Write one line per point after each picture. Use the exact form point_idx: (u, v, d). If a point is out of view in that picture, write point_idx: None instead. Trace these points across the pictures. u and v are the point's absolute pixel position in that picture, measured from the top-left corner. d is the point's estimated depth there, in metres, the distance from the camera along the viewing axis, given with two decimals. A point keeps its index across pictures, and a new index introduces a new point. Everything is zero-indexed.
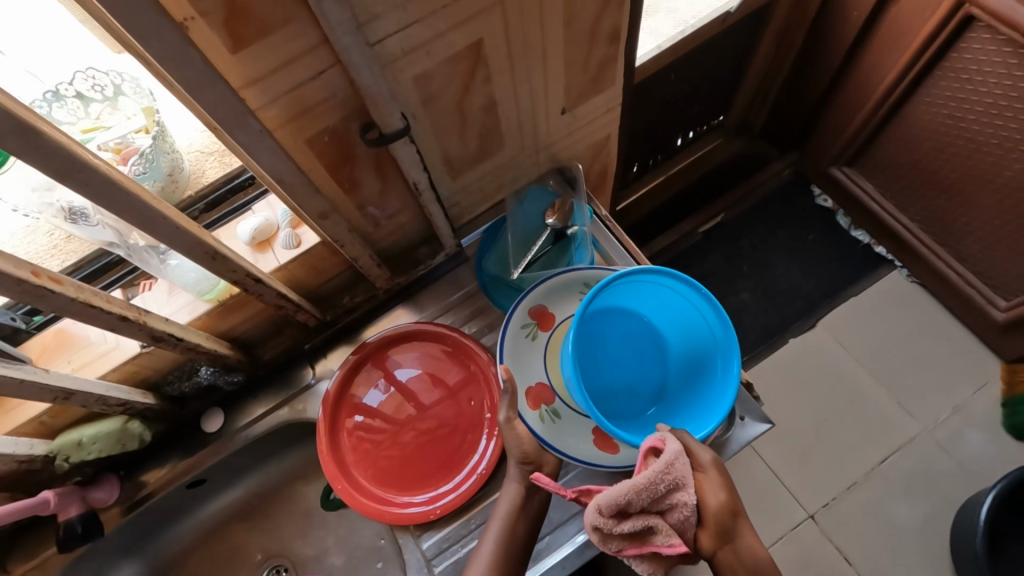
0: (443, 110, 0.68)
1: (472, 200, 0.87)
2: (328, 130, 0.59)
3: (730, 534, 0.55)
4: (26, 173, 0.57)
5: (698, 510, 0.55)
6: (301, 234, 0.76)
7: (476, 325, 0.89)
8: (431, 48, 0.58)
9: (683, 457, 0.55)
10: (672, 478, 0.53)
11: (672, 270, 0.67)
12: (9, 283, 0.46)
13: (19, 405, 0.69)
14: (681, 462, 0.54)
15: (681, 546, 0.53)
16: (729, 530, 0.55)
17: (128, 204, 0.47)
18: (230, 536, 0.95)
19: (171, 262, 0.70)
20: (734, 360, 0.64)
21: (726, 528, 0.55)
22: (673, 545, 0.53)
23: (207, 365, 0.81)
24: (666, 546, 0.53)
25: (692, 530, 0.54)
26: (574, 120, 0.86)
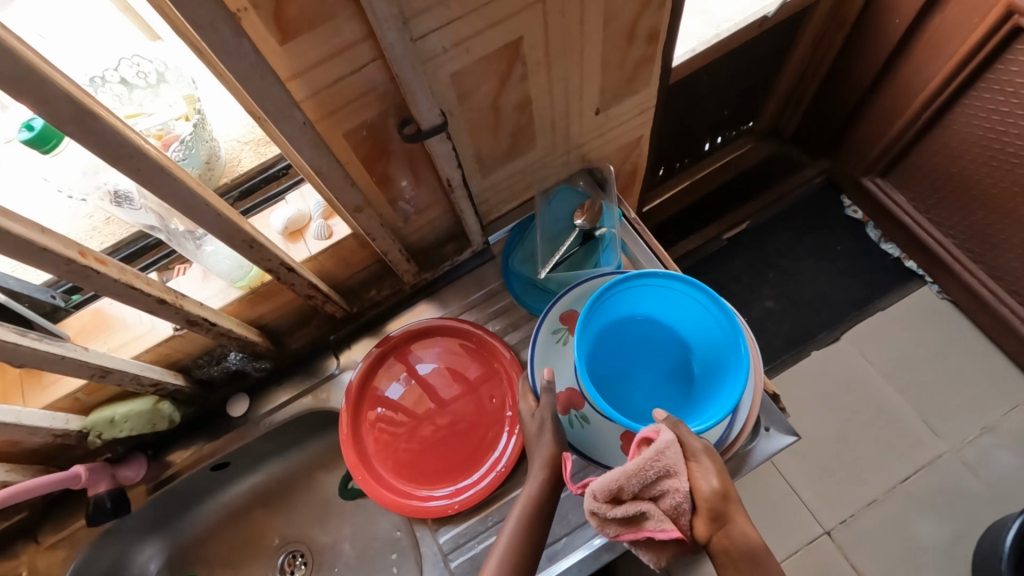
0: (479, 107, 0.68)
1: (501, 198, 0.87)
2: (366, 123, 0.60)
3: (726, 517, 0.54)
4: (77, 156, 0.58)
5: (692, 495, 0.54)
6: (333, 225, 0.77)
7: (499, 323, 0.89)
8: (471, 45, 0.58)
9: (674, 444, 0.55)
10: (661, 464, 0.54)
11: (674, 272, 0.69)
12: (57, 260, 0.47)
13: (58, 381, 0.71)
14: (670, 449, 0.54)
15: (674, 531, 0.53)
16: (723, 513, 0.54)
17: (173, 190, 0.48)
18: (249, 520, 0.96)
19: (207, 247, 0.70)
20: (741, 345, 0.63)
21: (719, 512, 0.54)
22: (666, 530, 0.53)
23: (237, 351, 0.81)
24: (660, 531, 0.53)
25: (686, 516, 0.54)
26: (607, 121, 0.85)
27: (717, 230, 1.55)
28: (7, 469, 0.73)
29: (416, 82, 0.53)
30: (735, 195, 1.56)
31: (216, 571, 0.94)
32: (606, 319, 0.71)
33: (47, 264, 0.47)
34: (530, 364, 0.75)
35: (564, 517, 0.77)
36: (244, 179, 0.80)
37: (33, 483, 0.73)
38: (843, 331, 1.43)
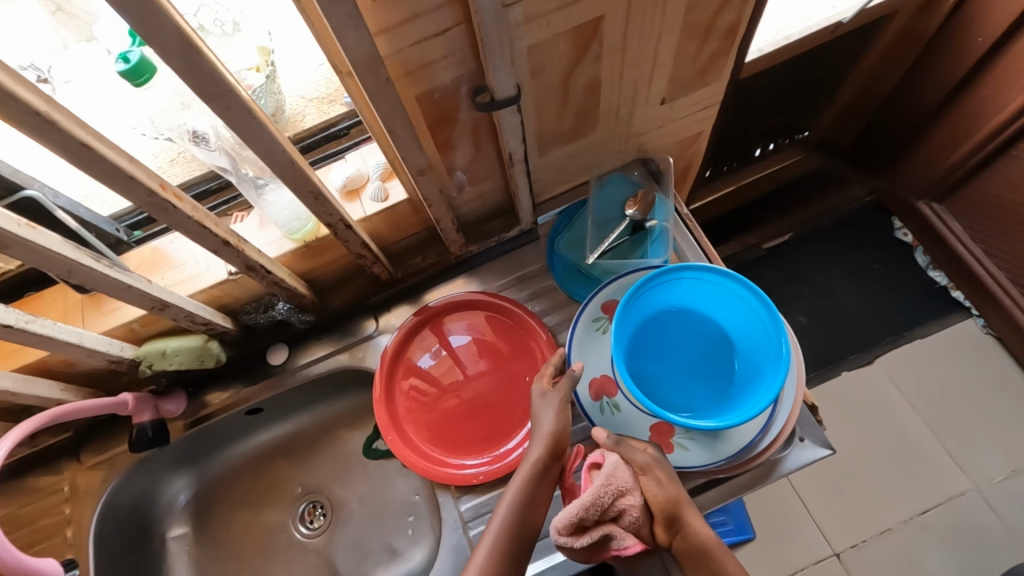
0: (549, 83, 0.67)
1: (554, 178, 0.86)
2: (438, 89, 0.60)
3: (681, 519, 0.60)
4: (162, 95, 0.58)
5: (647, 506, 0.61)
6: (390, 188, 0.78)
7: (539, 304, 0.89)
8: (552, 18, 0.58)
9: (622, 467, 0.61)
10: (616, 489, 0.59)
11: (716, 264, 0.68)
12: (140, 190, 0.49)
13: (117, 309, 0.74)
14: (620, 472, 0.60)
15: (636, 544, 0.59)
16: (679, 515, 0.60)
17: (254, 133, 0.50)
18: (272, 467, 0.99)
19: (267, 196, 0.72)
20: (784, 345, 0.62)
21: (673, 518, 0.60)
22: (630, 546, 0.59)
23: (285, 302, 0.83)
24: (625, 548, 0.59)
25: (644, 526, 0.60)
26: (670, 112, 0.84)
27: (758, 238, 1.51)
28: (62, 388, 0.77)
29: (496, 49, 0.53)
30: (784, 205, 1.52)
31: (237, 511, 0.98)
32: (648, 309, 0.70)
33: (130, 192, 0.49)
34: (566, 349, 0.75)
35: None
36: (305, 134, 0.82)
37: (84, 404, 0.76)
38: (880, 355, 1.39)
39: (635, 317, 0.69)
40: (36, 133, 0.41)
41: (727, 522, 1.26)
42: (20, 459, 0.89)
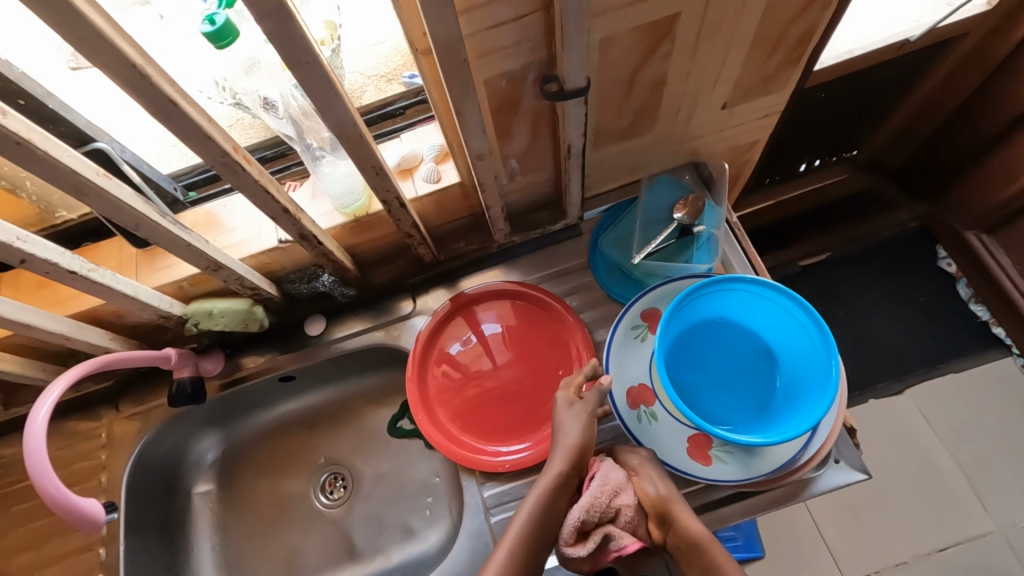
0: (615, 78, 0.66)
1: (604, 174, 0.86)
2: (507, 74, 0.60)
3: (670, 517, 0.62)
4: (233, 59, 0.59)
5: (642, 504, 0.63)
6: (443, 170, 0.78)
7: (577, 300, 0.88)
8: (630, 12, 0.57)
9: (614, 468, 0.65)
10: (610, 488, 0.62)
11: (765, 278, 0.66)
12: (215, 150, 0.50)
13: (170, 266, 0.76)
14: (612, 473, 0.64)
15: (635, 542, 0.61)
16: (670, 512, 0.62)
17: (328, 103, 0.50)
18: (297, 435, 1.01)
19: (323, 167, 0.73)
20: (834, 367, 0.60)
21: (663, 515, 0.62)
22: (629, 544, 0.61)
23: (330, 274, 0.85)
24: (625, 547, 0.61)
25: (641, 525, 0.63)
26: (729, 117, 0.83)
27: (795, 254, 1.48)
28: (110, 337, 0.79)
29: (573, 38, 0.53)
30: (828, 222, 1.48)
31: (260, 474, 1.00)
32: (694, 316, 0.69)
33: (204, 151, 0.50)
34: (604, 357, 0.74)
35: None
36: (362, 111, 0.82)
37: (131, 355, 0.77)
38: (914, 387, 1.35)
39: (677, 325, 0.67)
40: (128, 84, 0.42)
41: (737, 537, 1.25)
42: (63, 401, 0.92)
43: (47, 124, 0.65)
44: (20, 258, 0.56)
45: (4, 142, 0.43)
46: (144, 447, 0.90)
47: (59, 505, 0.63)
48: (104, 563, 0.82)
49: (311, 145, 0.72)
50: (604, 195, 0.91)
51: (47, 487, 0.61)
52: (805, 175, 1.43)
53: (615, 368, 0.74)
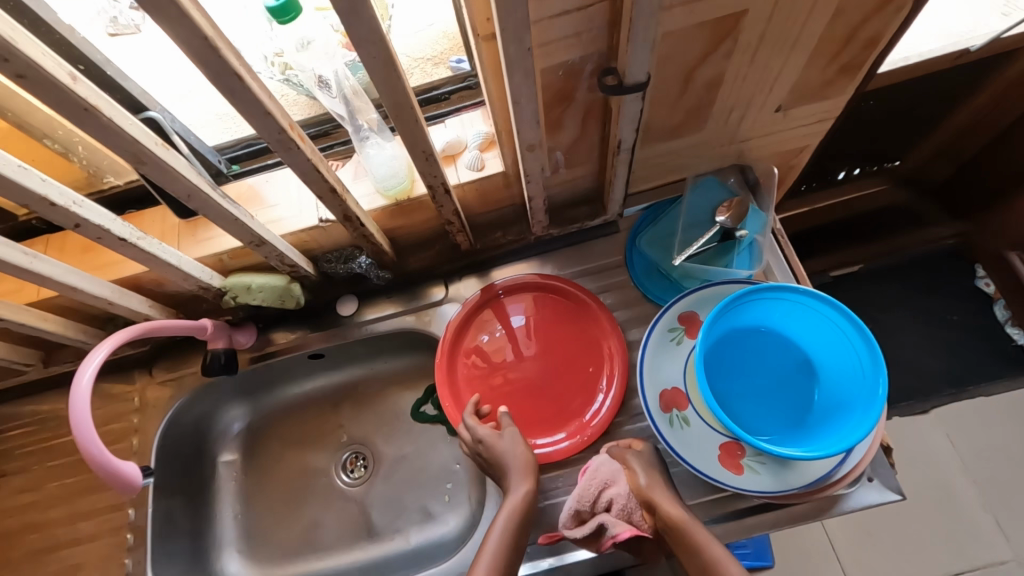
0: (673, 74, 0.65)
1: (648, 172, 0.84)
2: (564, 65, 0.59)
3: (655, 507, 0.63)
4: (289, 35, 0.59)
5: (634, 495, 0.66)
6: (487, 159, 0.77)
7: (610, 298, 0.87)
8: (697, 6, 0.55)
9: (607, 463, 0.70)
10: (600, 480, 0.67)
11: (809, 288, 0.65)
12: (273, 126, 0.50)
13: (212, 238, 0.77)
14: (603, 467, 0.69)
15: (629, 529, 0.64)
16: (654, 503, 0.64)
17: (388, 86, 0.50)
18: (321, 412, 1.02)
19: (369, 149, 0.72)
20: (881, 386, 0.58)
21: (649, 503, 0.64)
22: (621, 532, 0.64)
23: (367, 256, 0.83)
24: (619, 535, 0.64)
25: (636, 513, 0.65)
26: (782, 121, 0.80)
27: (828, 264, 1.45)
28: (150, 305, 0.81)
29: (640, 33, 0.51)
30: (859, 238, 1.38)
31: (283, 448, 1.00)
32: (736, 323, 0.67)
33: (262, 127, 0.50)
34: (639, 358, 0.74)
35: None
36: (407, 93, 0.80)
37: (170, 323, 0.78)
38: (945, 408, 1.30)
39: (717, 331, 0.66)
40: (197, 57, 0.42)
41: (748, 545, 1.24)
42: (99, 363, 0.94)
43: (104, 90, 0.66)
44: (76, 222, 0.56)
45: (73, 107, 0.43)
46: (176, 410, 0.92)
47: (99, 465, 0.64)
48: (134, 523, 0.85)
49: (361, 125, 0.71)
50: (645, 193, 0.89)
51: (89, 447, 0.61)
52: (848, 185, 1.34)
53: (650, 370, 0.73)
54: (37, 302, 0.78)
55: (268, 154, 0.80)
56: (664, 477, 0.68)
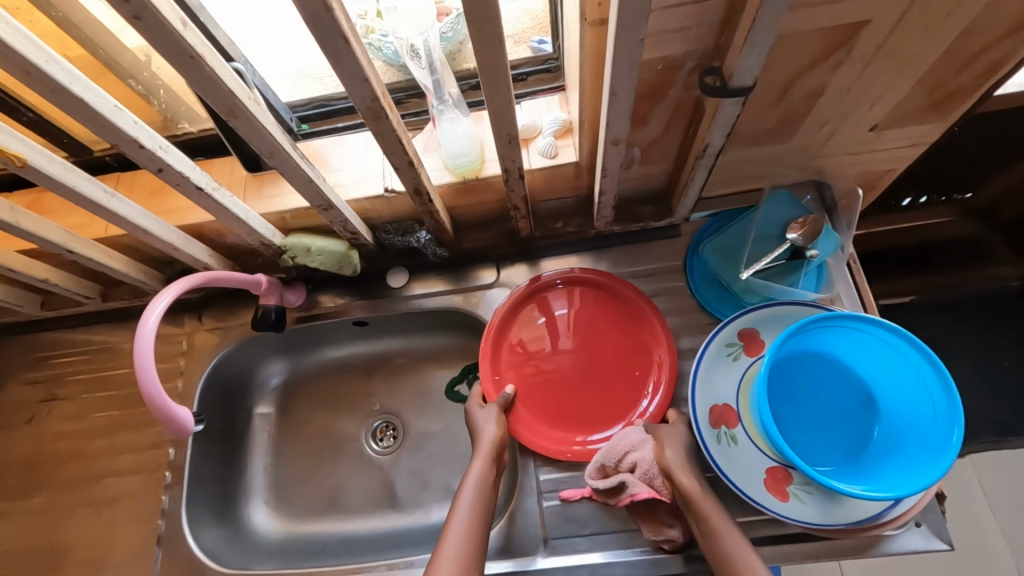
0: (776, 80, 0.61)
1: (723, 179, 0.81)
2: (664, 60, 0.56)
3: (672, 476, 0.66)
4: None
5: (657, 463, 0.69)
6: (561, 147, 0.75)
7: (664, 302, 0.85)
8: (822, 11, 0.51)
9: (638, 429, 0.73)
10: (628, 442, 0.71)
11: (886, 321, 0.60)
12: (368, 92, 0.49)
13: (279, 195, 0.78)
14: (633, 431, 0.73)
15: (648, 491, 0.67)
16: (672, 470, 0.67)
17: (489, 63, 0.48)
18: (356, 378, 1.02)
19: (444, 123, 0.70)
20: (956, 436, 0.54)
21: (668, 471, 0.67)
22: (640, 491, 0.67)
23: (427, 231, 0.84)
24: (637, 494, 0.67)
25: (657, 479, 0.68)
26: (873, 141, 0.76)
27: None
28: (210, 254, 0.82)
29: (761, 35, 0.48)
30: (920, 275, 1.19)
31: (316, 408, 1.01)
32: (801, 348, 0.64)
33: (355, 92, 0.49)
34: (693, 369, 0.73)
35: None
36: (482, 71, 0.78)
37: (229, 275, 0.79)
38: (998, 461, 1.20)
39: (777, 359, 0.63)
40: (310, 16, 0.41)
41: None
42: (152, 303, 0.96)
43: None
44: (159, 166, 0.57)
45: (179, 54, 0.43)
46: (214, 367, 0.93)
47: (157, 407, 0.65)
48: (172, 462, 0.87)
49: (445, 97, 0.69)
50: (715, 200, 0.86)
51: (148, 386, 0.62)
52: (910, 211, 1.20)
53: (702, 382, 0.72)
54: (105, 238, 0.80)
55: (338, 117, 0.81)
56: (690, 451, 0.70)
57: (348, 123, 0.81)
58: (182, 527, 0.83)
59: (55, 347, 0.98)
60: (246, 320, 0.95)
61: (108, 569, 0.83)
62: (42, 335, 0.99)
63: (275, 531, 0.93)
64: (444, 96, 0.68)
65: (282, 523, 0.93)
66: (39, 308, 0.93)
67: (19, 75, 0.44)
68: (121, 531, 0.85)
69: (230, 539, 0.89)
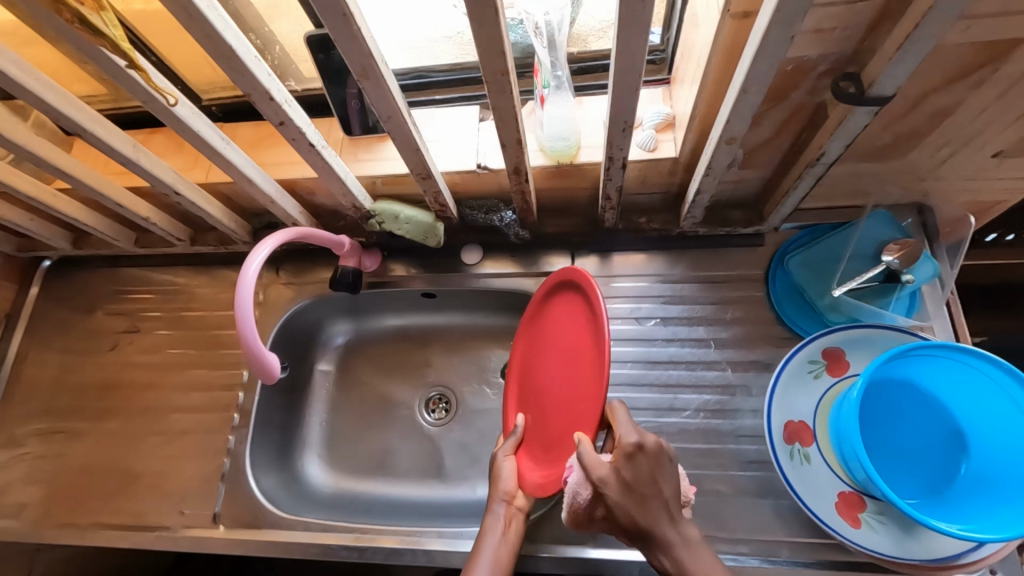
0: (912, 93, 0.58)
1: (822, 192, 0.78)
2: (796, 61, 0.54)
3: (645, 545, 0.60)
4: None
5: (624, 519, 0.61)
6: (661, 141, 0.74)
7: (742, 310, 0.83)
8: (986, 24, 0.48)
9: (582, 487, 0.62)
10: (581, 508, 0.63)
11: (989, 354, 0.57)
12: (500, 64, 0.49)
13: (376, 160, 0.80)
14: (580, 495, 0.62)
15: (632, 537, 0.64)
16: (644, 544, 0.60)
17: (626, 47, 0.47)
18: (414, 348, 1.03)
19: (548, 105, 0.69)
20: None
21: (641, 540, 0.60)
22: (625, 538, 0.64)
23: (513, 211, 0.86)
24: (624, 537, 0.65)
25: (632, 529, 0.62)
26: (995, 171, 0.69)
27: None
28: (300, 211, 0.84)
29: (918, 46, 0.45)
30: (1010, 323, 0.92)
31: (372, 371, 1.03)
32: (889, 373, 0.62)
33: (487, 63, 0.49)
34: (771, 382, 0.71)
35: (724, 523, 0.72)
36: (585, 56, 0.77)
37: (319, 234, 0.82)
38: None
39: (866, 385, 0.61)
40: None
41: None
42: (235, 252, 1.00)
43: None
44: (281, 119, 0.59)
45: (333, 11, 0.44)
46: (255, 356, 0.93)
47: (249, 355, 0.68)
48: (241, 405, 0.91)
49: (559, 77, 0.67)
50: (809, 211, 0.83)
51: (244, 331, 0.65)
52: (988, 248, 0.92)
53: (779, 396, 0.71)
54: (205, 184, 0.83)
55: (434, 90, 0.82)
56: (651, 497, 0.59)
57: (442, 97, 0.83)
58: (246, 469, 0.87)
59: (141, 282, 1.04)
60: (319, 279, 0.98)
61: (175, 497, 0.87)
62: (131, 270, 1.05)
63: (326, 484, 0.95)
64: (559, 78, 0.67)
65: (333, 478, 0.96)
66: (132, 244, 0.98)
67: (180, 18, 0.45)
68: (188, 463, 0.89)
69: (286, 486, 0.92)
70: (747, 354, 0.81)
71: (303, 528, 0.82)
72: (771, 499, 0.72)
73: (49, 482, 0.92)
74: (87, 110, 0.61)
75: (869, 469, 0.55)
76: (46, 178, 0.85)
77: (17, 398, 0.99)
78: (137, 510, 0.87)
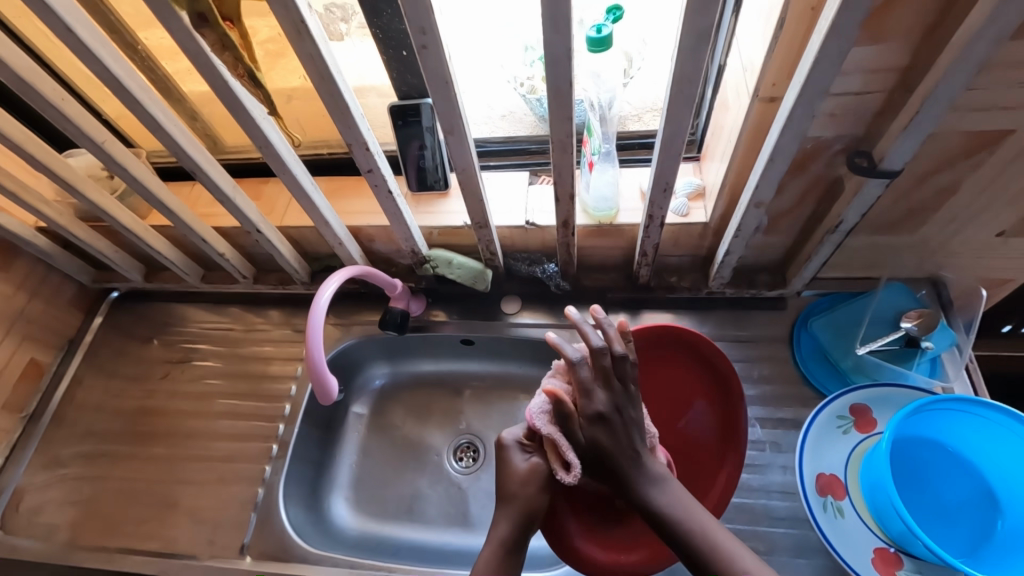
0: (920, 172, 0.66)
1: (842, 261, 0.85)
2: (814, 140, 0.64)
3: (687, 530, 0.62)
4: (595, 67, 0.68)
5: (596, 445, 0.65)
6: (693, 208, 0.82)
7: (769, 370, 0.87)
8: (977, 115, 0.57)
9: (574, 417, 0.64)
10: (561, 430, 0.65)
11: (1010, 410, 0.61)
12: (564, 129, 0.59)
13: (436, 214, 0.89)
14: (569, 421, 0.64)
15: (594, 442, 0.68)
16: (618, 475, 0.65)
17: (673, 119, 0.57)
18: (446, 395, 1.06)
19: (595, 172, 0.80)
20: None
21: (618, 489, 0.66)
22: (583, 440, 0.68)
23: (555, 264, 0.95)
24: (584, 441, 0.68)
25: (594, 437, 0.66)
26: (1000, 248, 0.76)
27: None
28: (361, 254, 0.93)
29: (918, 128, 0.54)
30: None
31: (405, 414, 1.05)
32: (918, 427, 0.65)
33: (556, 127, 0.59)
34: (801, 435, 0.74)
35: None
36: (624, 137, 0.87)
37: (378, 274, 0.90)
38: None
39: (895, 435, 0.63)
40: (552, 62, 0.51)
41: None
42: (290, 292, 1.08)
43: (400, 72, 0.75)
44: (369, 167, 0.69)
45: (438, 78, 0.54)
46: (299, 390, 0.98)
47: (312, 377, 0.76)
48: (280, 437, 0.95)
49: (607, 147, 0.77)
50: (829, 280, 0.89)
51: (313, 354, 0.74)
52: (1002, 332, 0.97)
53: (811, 449, 0.73)
54: (280, 226, 0.93)
55: (489, 158, 0.94)
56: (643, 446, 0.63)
57: (497, 162, 0.94)
58: (278, 501, 0.89)
59: (198, 318, 1.11)
60: (366, 321, 1.04)
61: (207, 524, 0.89)
62: (191, 305, 1.12)
63: (350, 526, 0.95)
64: (607, 149, 0.77)
65: (359, 520, 0.95)
66: (200, 280, 1.07)
67: (315, 79, 0.56)
68: (225, 492, 0.91)
69: (312, 522, 0.93)
70: (776, 411, 0.84)
71: (330, 564, 0.82)
72: (803, 556, 0.73)
73: (88, 505, 0.94)
74: (208, 155, 0.72)
75: (910, 521, 0.57)
76: (143, 213, 0.96)
77: (66, 422, 1.03)
78: (169, 536, 0.89)
